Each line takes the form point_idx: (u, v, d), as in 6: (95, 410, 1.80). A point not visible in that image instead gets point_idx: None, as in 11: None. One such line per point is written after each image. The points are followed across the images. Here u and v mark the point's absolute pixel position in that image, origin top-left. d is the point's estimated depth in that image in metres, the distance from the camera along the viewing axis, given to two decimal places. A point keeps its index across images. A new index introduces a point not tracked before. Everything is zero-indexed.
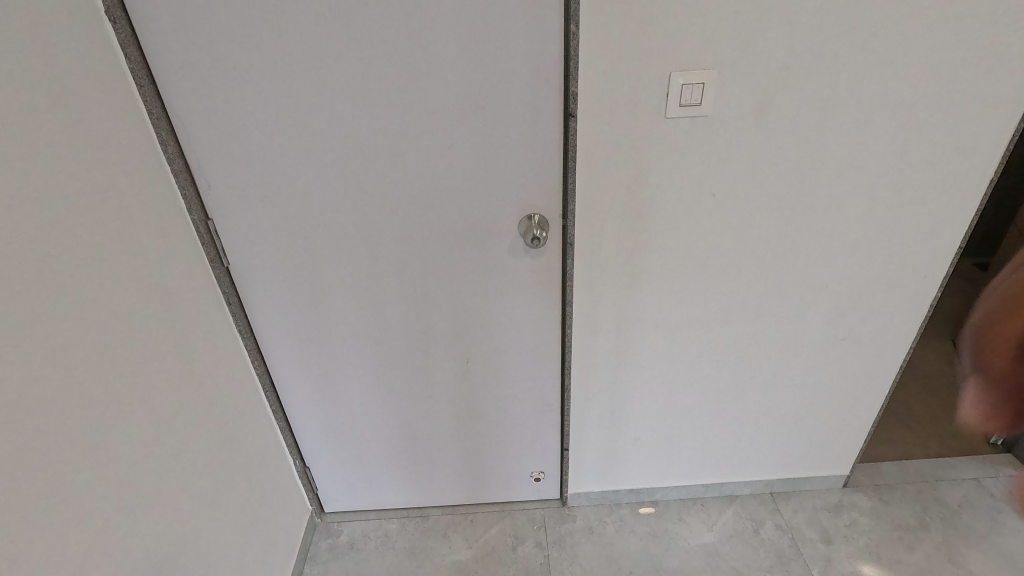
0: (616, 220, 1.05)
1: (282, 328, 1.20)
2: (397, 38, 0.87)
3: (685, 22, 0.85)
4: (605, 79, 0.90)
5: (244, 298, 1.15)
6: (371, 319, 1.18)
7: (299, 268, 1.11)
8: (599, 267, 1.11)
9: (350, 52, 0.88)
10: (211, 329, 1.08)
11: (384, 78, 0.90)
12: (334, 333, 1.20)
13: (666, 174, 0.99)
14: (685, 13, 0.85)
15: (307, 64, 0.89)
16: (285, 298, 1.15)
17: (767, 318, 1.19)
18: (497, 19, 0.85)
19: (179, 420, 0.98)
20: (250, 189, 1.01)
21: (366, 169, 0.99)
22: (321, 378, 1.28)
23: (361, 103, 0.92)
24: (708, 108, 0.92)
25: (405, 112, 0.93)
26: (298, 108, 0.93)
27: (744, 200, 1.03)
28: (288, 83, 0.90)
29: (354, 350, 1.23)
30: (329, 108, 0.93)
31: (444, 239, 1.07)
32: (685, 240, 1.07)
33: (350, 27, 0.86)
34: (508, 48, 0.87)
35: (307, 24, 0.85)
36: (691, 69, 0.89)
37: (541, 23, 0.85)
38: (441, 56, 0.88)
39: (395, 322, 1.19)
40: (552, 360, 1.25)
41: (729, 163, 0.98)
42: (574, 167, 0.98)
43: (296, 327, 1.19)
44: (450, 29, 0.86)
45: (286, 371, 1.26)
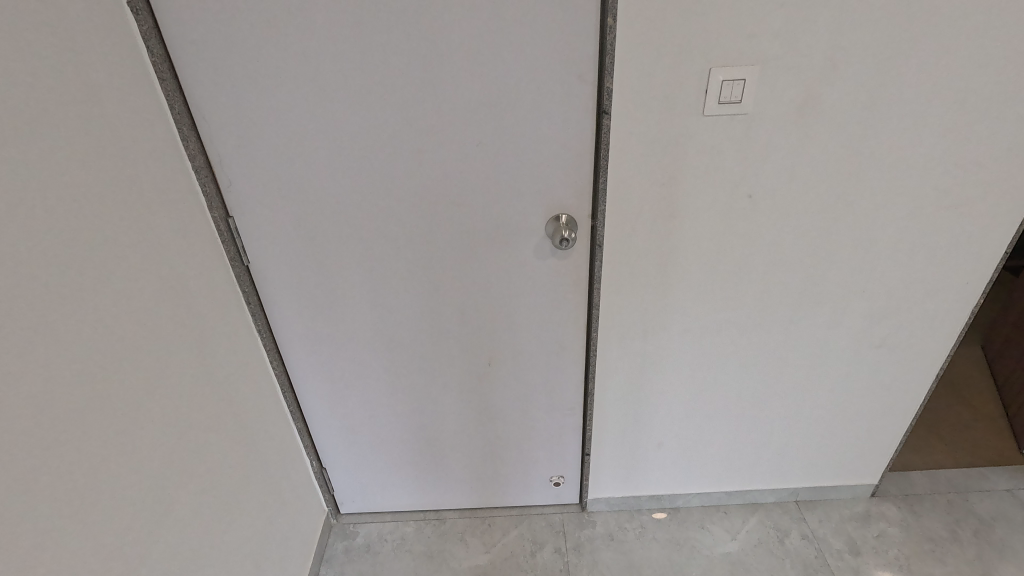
0: (647, 222, 1.01)
1: (301, 328, 1.17)
2: (427, 31, 0.83)
3: (728, 15, 0.81)
4: (641, 75, 0.86)
5: (264, 298, 1.13)
6: (392, 320, 1.16)
7: (320, 267, 1.08)
8: (627, 269, 1.08)
9: (377, 46, 0.85)
10: (229, 329, 1.06)
11: (412, 72, 0.87)
12: (353, 334, 1.18)
13: (702, 175, 0.96)
14: (727, 7, 0.81)
15: (333, 58, 0.86)
16: (305, 299, 1.13)
17: (800, 324, 1.15)
18: (531, 11, 0.81)
19: (197, 422, 0.96)
20: (272, 187, 0.99)
21: (391, 167, 0.96)
22: (339, 379, 1.26)
23: (387, 98, 0.89)
24: (747, 106, 0.88)
25: (433, 108, 0.90)
26: (322, 103, 0.90)
27: (781, 203, 0.99)
28: (312, 78, 0.87)
29: (374, 351, 1.21)
30: (355, 103, 0.90)
31: (469, 240, 1.04)
32: (717, 243, 1.04)
33: (377, 19, 0.82)
34: (542, 42, 0.84)
35: (333, 15, 0.82)
36: (733, 65, 0.85)
37: (578, 15, 0.82)
38: (472, 50, 0.85)
39: (417, 324, 1.17)
40: (575, 364, 1.22)
41: (767, 164, 0.95)
42: (607, 166, 0.94)
43: (316, 327, 1.17)
44: (481, 22, 0.83)
45: (305, 372, 1.24)
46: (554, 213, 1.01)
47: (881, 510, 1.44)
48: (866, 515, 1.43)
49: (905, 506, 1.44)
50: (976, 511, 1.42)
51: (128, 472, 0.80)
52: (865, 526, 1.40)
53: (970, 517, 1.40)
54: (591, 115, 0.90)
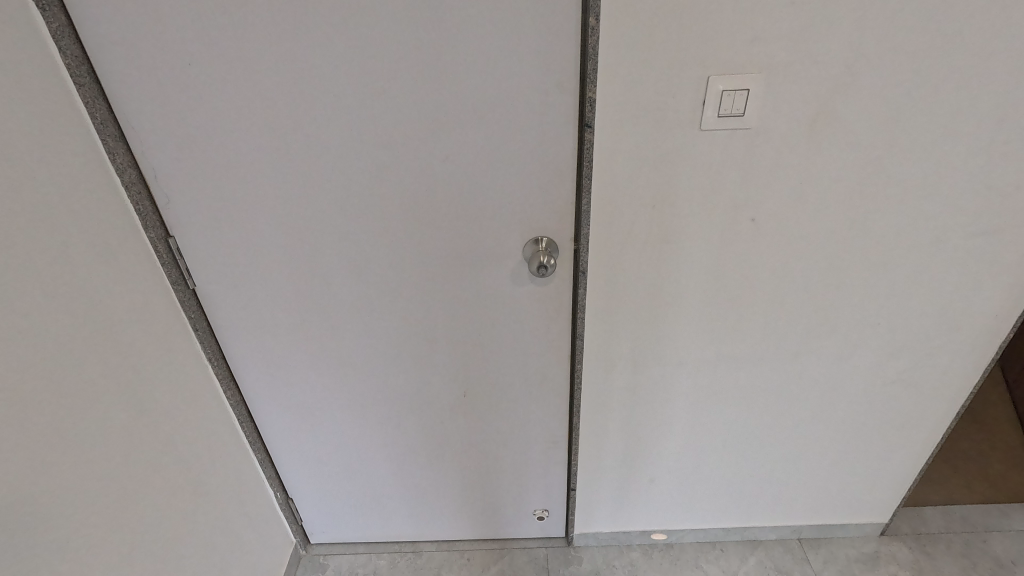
0: (637, 247, 0.90)
1: (258, 356, 1.07)
2: (382, 30, 0.72)
3: (731, 14, 0.70)
4: (629, 83, 0.75)
5: (215, 324, 1.02)
6: (358, 348, 1.06)
7: (275, 291, 0.98)
8: (614, 297, 0.97)
9: (325, 47, 0.73)
10: (174, 361, 0.95)
11: (366, 77, 0.76)
12: (316, 362, 1.08)
13: (698, 196, 0.84)
14: (728, 6, 0.69)
15: (274, 60, 0.74)
16: (260, 325, 1.02)
17: (807, 357, 1.04)
18: (502, 7, 0.70)
19: (139, 467, 0.86)
20: (216, 205, 0.87)
21: (348, 183, 0.85)
22: (302, 409, 1.15)
23: (340, 106, 0.78)
24: (751, 120, 0.77)
25: (393, 118, 0.79)
26: (266, 113, 0.78)
27: (787, 228, 0.88)
28: (253, 83, 0.76)
29: (339, 380, 1.10)
30: (303, 112, 0.78)
31: (439, 264, 0.94)
32: (715, 270, 0.93)
33: (324, 16, 0.71)
34: (515, 44, 0.72)
35: (273, 11, 0.70)
36: (735, 72, 0.73)
37: (557, 13, 0.70)
38: (434, 53, 0.73)
39: (384, 352, 1.06)
40: (558, 396, 1.12)
41: (772, 185, 0.83)
42: (590, 186, 0.83)
43: (274, 355, 1.06)
44: (444, 20, 0.71)
45: (266, 402, 1.14)
46: (533, 235, 0.90)
47: (891, 551, 1.33)
48: (875, 556, 1.32)
49: (917, 547, 1.33)
50: (996, 553, 1.30)
51: (49, 537, 0.69)
52: (874, 569, 1.29)
53: (990, 561, 1.29)
54: (572, 127, 0.79)
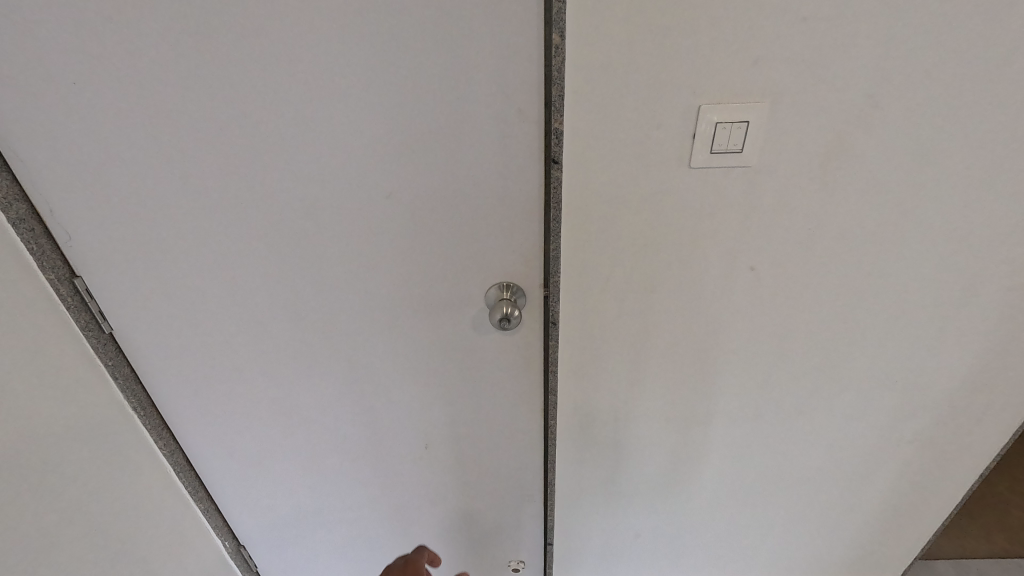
0: (616, 295, 0.78)
1: (192, 405, 0.93)
2: (306, 42, 0.59)
3: (731, 30, 0.56)
4: (603, 110, 0.62)
5: (140, 369, 0.88)
6: (303, 398, 0.93)
7: (206, 336, 0.84)
8: (590, 348, 0.85)
9: (237, 60, 0.60)
10: (88, 419, 0.81)
11: (291, 97, 0.62)
12: (257, 412, 0.95)
13: (687, 241, 0.72)
14: (724, 22, 0.56)
15: (176, 75, 0.61)
16: (190, 373, 0.89)
17: (812, 414, 0.91)
18: (450, 14, 0.57)
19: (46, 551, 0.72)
20: (124, 242, 0.74)
21: (279, 219, 0.72)
22: (245, 462, 1.02)
23: (261, 131, 0.65)
24: (751, 157, 0.64)
25: (325, 145, 0.66)
26: (173, 137, 0.65)
27: (793, 276, 0.75)
28: (153, 101, 0.62)
29: (286, 430, 0.97)
30: (218, 137, 0.65)
31: (390, 309, 0.81)
32: (707, 321, 0.80)
33: (233, 23, 0.58)
34: (467, 60, 0.59)
35: (170, 16, 0.57)
36: (733, 99, 0.60)
37: (517, 23, 0.57)
38: (371, 69, 0.60)
39: (333, 402, 0.93)
40: (532, 450, 0.99)
41: (777, 229, 0.70)
42: (558, 228, 0.71)
43: (210, 404, 0.93)
44: (381, 30, 0.58)
45: (206, 453, 1.00)
46: (498, 279, 0.77)
47: None
48: None
49: None
50: None
51: None
52: None
53: None
54: (538, 160, 0.65)
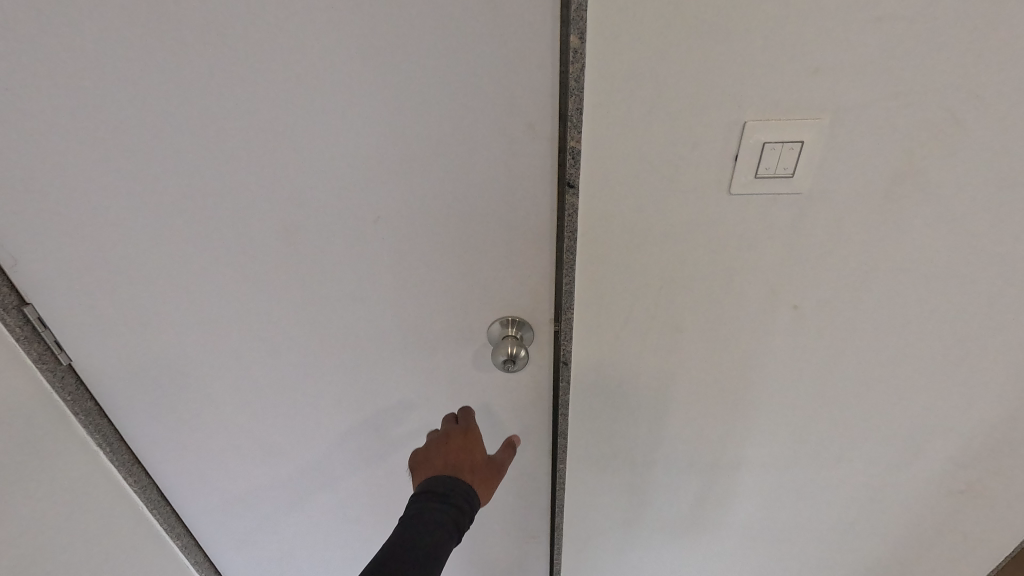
0: (638, 334, 0.68)
1: (165, 440, 0.84)
2: (278, 41, 0.50)
3: (785, 34, 0.46)
4: (629, 127, 0.51)
5: (105, 403, 0.79)
6: (285, 433, 0.84)
7: (176, 368, 0.76)
8: (606, 391, 0.74)
9: (199, 62, 0.51)
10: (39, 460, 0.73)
11: (262, 105, 0.54)
12: (235, 447, 0.86)
13: (721, 274, 0.62)
14: (779, 24, 0.46)
15: (129, 78, 0.52)
16: (161, 407, 0.80)
17: (853, 462, 0.81)
18: (448, 9, 0.47)
19: None
20: (79, 267, 0.65)
21: (254, 242, 0.63)
22: (225, 498, 0.93)
23: (229, 144, 0.56)
24: (802, 183, 0.54)
25: (304, 162, 0.57)
26: (130, 149, 0.56)
27: (841, 315, 0.65)
28: (105, 108, 0.54)
29: (268, 467, 0.89)
30: (180, 150, 0.56)
31: (379, 342, 0.72)
32: (739, 361, 0.71)
33: (192, 19, 0.49)
34: (468, 64, 0.50)
35: (118, 9, 0.48)
36: (787, 116, 0.50)
37: (528, 21, 0.47)
38: (354, 73, 0.51)
39: (318, 438, 0.85)
40: (538, 492, 0.90)
41: (827, 264, 0.60)
42: (573, 260, 0.60)
43: (184, 439, 0.84)
44: (365, 28, 0.49)
45: (183, 489, 0.91)
46: (503, 314, 0.68)
47: None
48: None
49: None
50: None
51: None
52: None
53: None
54: (550, 182, 0.56)
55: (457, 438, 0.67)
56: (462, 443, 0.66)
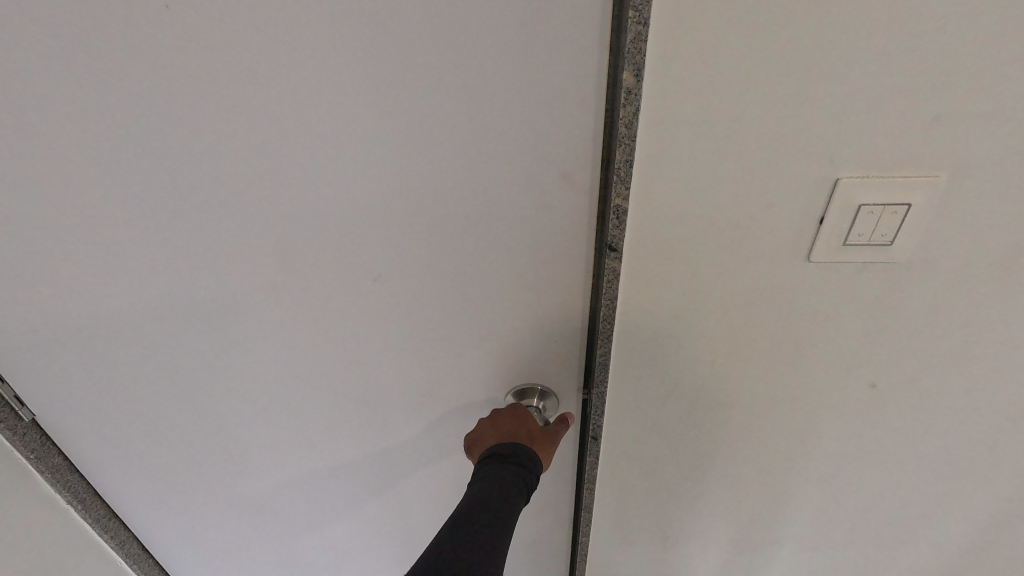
0: (681, 408, 0.58)
1: (138, 500, 0.74)
2: (253, 78, 0.39)
3: (908, 75, 0.36)
4: (689, 182, 0.41)
5: (73, 459, 0.68)
6: (270, 496, 0.74)
7: (147, 437, 0.65)
8: (639, 469, 0.64)
9: (151, 102, 0.40)
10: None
11: (235, 153, 0.42)
12: (215, 510, 0.76)
13: (786, 350, 0.52)
14: (901, 63, 0.35)
15: (59, 123, 0.40)
16: (133, 469, 0.69)
17: (920, 560, 0.70)
18: (473, 37, 0.37)
19: None
20: (22, 327, 0.53)
21: (230, 306, 0.53)
22: (207, 552, 0.84)
23: (193, 199, 0.45)
24: (901, 252, 0.43)
25: (288, 218, 0.46)
26: (67, 206, 0.44)
27: (935, 407, 0.53)
28: (31, 158, 0.42)
29: (254, 531, 0.79)
30: (132, 208, 0.45)
31: (381, 405, 0.62)
32: (801, 448, 0.59)
33: (138, 49, 0.37)
34: (494, 105, 0.40)
35: (38, 37, 0.36)
36: (893, 174, 0.39)
37: (572, 55, 0.37)
38: (351, 116, 0.41)
39: (308, 502, 0.75)
40: (554, 559, 0.80)
41: (922, 344, 0.49)
42: (610, 330, 0.51)
43: (160, 500, 0.74)
44: (365, 60, 0.38)
45: (161, 544, 0.81)
46: (525, 380, 0.58)
47: None
48: None
49: None
50: None
51: None
52: None
53: None
54: (588, 241, 0.47)
55: (505, 419, 0.55)
56: (506, 427, 0.53)
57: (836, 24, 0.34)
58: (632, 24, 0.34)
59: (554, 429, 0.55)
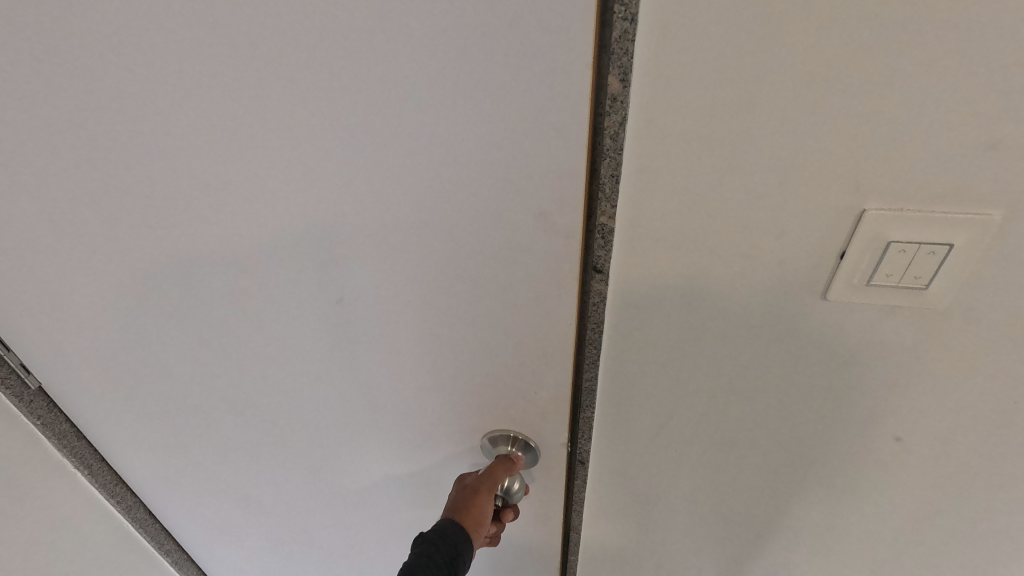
0: (676, 446, 0.52)
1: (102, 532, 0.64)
2: (175, 69, 0.32)
3: (952, 95, 0.30)
4: (685, 203, 0.36)
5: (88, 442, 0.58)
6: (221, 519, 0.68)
7: (107, 448, 0.59)
8: (628, 501, 0.59)
9: (58, 87, 0.33)
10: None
11: (160, 153, 0.35)
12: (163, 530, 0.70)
13: (795, 395, 0.45)
14: (943, 81, 0.29)
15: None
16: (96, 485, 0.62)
17: None
18: (441, 33, 0.29)
19: None
20: None
21: (176, 325, 0.46)
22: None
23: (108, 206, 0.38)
24: (934, 301, 0.37)
25: (228, 231, 0.39)
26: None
27: (953, 477, 0.47)
28: None
29: (205, 553, 0.73)
30: (53, 207, 0.38)
31: (327, 444, 0.55)
32: (806, 502, 0.53)
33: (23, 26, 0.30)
34: (463, 114, 0.32)
35: None
36: (931, 209, 0.33)
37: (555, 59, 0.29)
38: (294, 126, 0.33)
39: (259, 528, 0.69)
40: None
41: (947, 408, 0.43)
42: (595, 358, 0.45)
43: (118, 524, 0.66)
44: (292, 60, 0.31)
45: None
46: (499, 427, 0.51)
47: None
48: None
49: None
50: None
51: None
52: None
53: None
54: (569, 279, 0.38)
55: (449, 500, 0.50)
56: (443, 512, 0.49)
57: (864, 27, 0.29)
58: (617, 19, 0.29)
59: (491, 483, 0.49)
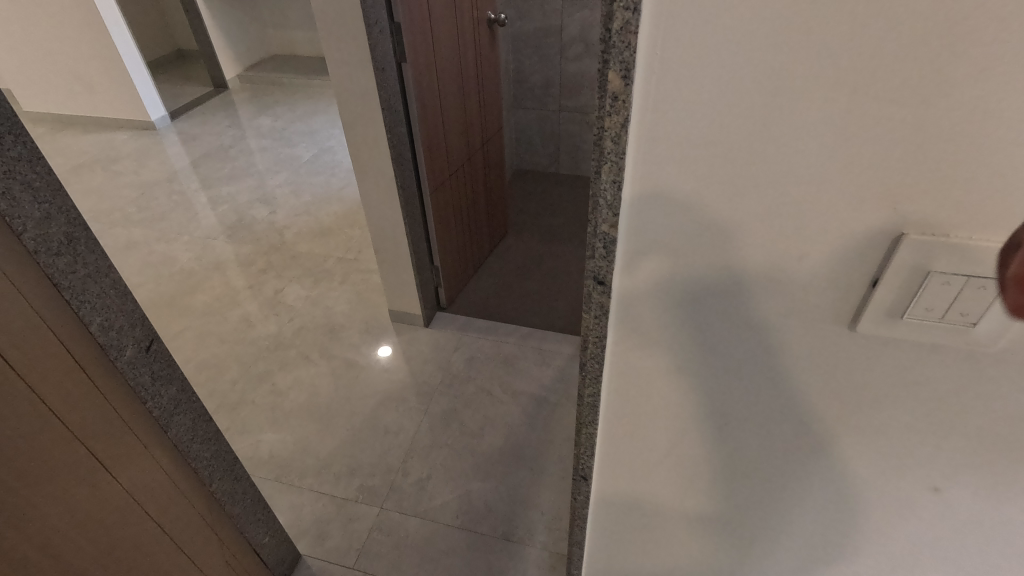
0: (686, 472, 0.49)
1: None
2: None
3: (1000, 117, 0.26)
4: (695, 217, 0.33)
5: None
6: None
7: None
8: (634, 523, 0.55)
9: None
10: None
11: None
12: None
13: (815, 430, 0.41)
14: (990, 99, 0.25)
15: None
16: None
17: None
18: None
19: None
20: None
21: None
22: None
23: None
24: (984, 340, 0.32)
25: None
26: None
27: (989, 530, 0.42)
28: None
29: None
30: None
31: None
32: (830, 541, 0.48)
33: None
34: None
35: None
36: (982, 237, 0.29)
37: None
38: None
39: None
40: None
41: (985, 458, 0.38)
42: (599, 370, 0.43)
43: None
44: None
45: None
46: None
47: None
48: None
49: None
50: None
51: None
52: None
53: None
54: None
55: None
56: None
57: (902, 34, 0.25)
58: (618, 9, 0.27)
59: None
